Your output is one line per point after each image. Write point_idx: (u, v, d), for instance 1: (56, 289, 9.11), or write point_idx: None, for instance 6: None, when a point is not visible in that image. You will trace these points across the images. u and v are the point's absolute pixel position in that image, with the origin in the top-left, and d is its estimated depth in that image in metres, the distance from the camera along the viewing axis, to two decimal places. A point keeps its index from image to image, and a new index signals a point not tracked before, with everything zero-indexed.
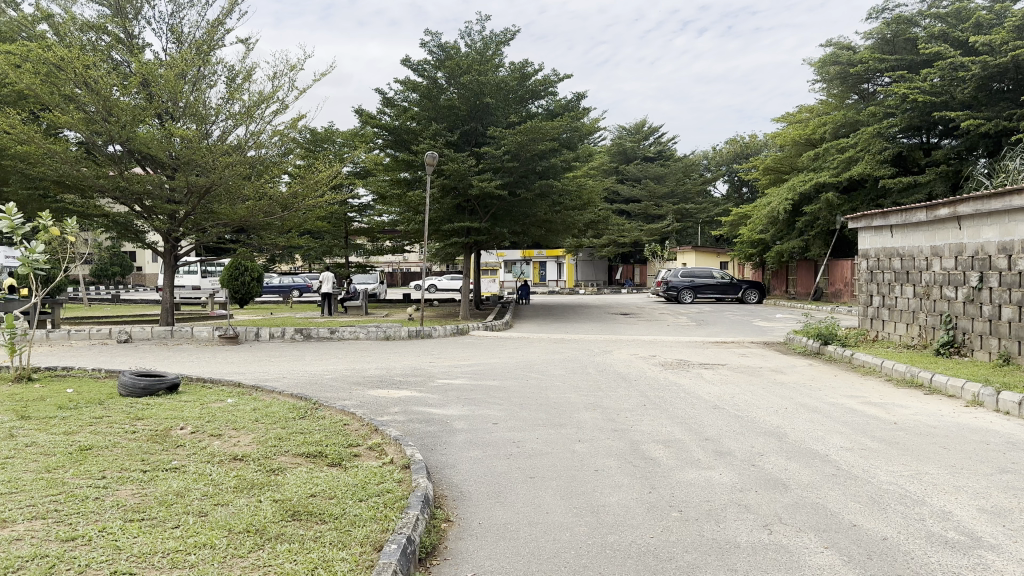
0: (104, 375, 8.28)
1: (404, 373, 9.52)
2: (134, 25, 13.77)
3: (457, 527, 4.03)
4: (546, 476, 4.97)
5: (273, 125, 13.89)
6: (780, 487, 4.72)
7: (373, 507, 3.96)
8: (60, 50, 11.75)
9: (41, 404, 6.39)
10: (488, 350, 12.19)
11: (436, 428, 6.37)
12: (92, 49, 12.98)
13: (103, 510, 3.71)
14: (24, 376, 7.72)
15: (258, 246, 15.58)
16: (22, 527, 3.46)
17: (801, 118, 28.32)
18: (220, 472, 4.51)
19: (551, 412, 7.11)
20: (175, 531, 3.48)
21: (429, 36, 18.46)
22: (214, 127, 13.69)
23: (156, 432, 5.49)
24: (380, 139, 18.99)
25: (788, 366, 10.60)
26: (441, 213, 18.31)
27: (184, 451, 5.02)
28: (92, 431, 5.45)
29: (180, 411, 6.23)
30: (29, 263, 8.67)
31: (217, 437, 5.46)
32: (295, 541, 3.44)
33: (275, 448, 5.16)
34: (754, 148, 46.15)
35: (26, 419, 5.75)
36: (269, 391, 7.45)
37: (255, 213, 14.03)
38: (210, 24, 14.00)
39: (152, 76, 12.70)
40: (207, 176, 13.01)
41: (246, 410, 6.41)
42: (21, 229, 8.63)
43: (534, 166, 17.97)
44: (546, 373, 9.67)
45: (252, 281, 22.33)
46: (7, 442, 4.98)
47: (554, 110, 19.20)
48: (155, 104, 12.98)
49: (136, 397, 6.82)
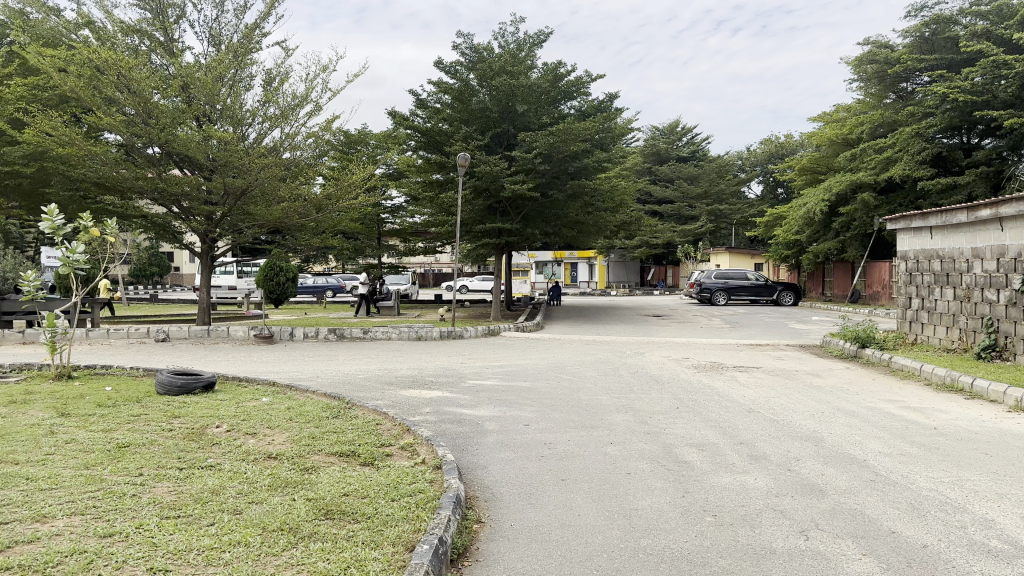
0: (142, 373, 8.43)
1: (436, 373, 9.54)
2: (174, 29, 14.02)
3: (489, 528, 4.02)
4: (578, 479, 4.94)
5: (308, 127, 14.03)
6: (816, 493, 4.62)
7: (404, 507, 3.97)
8: (103, 53, 12.02)
9: (80, 401, 6.52)
10: (520, 351, 12.16)
11: (466, 428, 6.37)
12: (133, 54, 13.24)
13: (140, 507, 3.77)
14: (63, 375, 7.90)
15: (292, 247, 15.74)
16: (62, 523, 3.53)
17: (837, 118, 27.85)
18: (255, 470, 4.57)
19: (583, 414, 7.08)
20: (210, 529, 3.52)
21: (462, 37, 18.52)
22: (251, 129, 13.89)
23: (192, 430, 5.57)
24: (413, 141, 19.11)
25: (823, 369, 10.40)
26: (473, 214, 18.36)
27: (220, 449, 5.09)
28: (129, 428, 5.56)
29: (215, 410, 6.32)
30: (69, 263, 8.86)
31: (251, 435, 5.53)
32: (328, 541, 3.46)
33: (308, 447, 5.20)
34: (790, 147, 45.57)
35: (66, 416, 5.88)
36: (302, 390, 7.50)
37: (289, 215, 14.17)
38: (248, 28, 14.20)
39: (191, 79, 12.94)
40: (243, 178, 13.20)
41: (280, 409, 6.46)
42: (62, 230, 8.82)
43: (566, 166, 17.93)
44: (578, 374, 9.63)
45: (286, 282, 22.59)
46: (47, 438, 5.10)
47: (587, 111, 19.15)
48: (193, 106, 13.21)
49: (173, 395, 6.93)
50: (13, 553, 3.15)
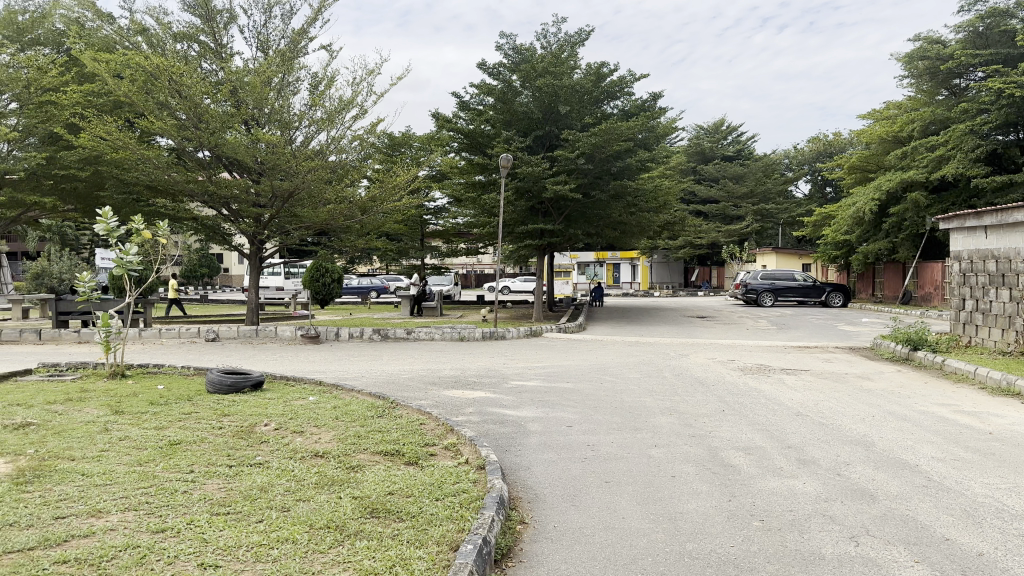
0: (194, 372, 8.64)
1: (479, 374, 9.57)
2: (223, 34, 14.33)
3: (533, 529, 4.02)
4: (622, 481, 4.90)
5: (353, 129, 14.21)
6: (866, 498, 4.51)
7: (448, 507, 3.99)
8: (155, 59, 12.36)
9: (134, 399, 6.71)
10: (563, 352, 12.13)
11: (509, 429, 6.38)
12: (184, 60, 13.59)
13: (191, 503, 3.86)
14: (118, 373, 8.13)
15: (337, 248, 15.95)
16: (116, 518, 3.63)
17: (888, 115, 27.18)
18: (302, 468, 4.64)
19: (627, 416, 7.02)
20: (259, 526, 3.58)
21: (505, 38, 18.56)
22: (298, 132, 14.12)
23: (242, 428, 5.68)
24: (456, 143, 19.22)
25: (874, 372, 10.16)
26: (515, 215, 18.38)
27: (268, 447, 5.17)
28: (180, 426, 5.70)
29: (264, 408, 6.44)
30: (123, 265, 9.12)
31: (299, 433, 5.62)
32: (374, 539, 3.49)
33: (353, 446, 5.27)
34: (839, 146, 44.61)
35: (120, 414, 6.05)
36: (348, 389, 7.61)
37: (335, 217, 14.37)
38: (295, 32, 14.45)
39: (241, 84, 13.22)
40: (290, 180, 13.43)
41: (327, 408, 6.56)
42: (117, 232, 9.08)
43: (608, 167, 17.83)
44: (621, 376, 9.56)
45: (332, 283, 22.91)
46: (102, 436, 5.25)
47: (630, 110, 19.02)
48: (242, 110, 13.48)
49: (223, 393, 7.09)
50: (71, 546, 3.24)
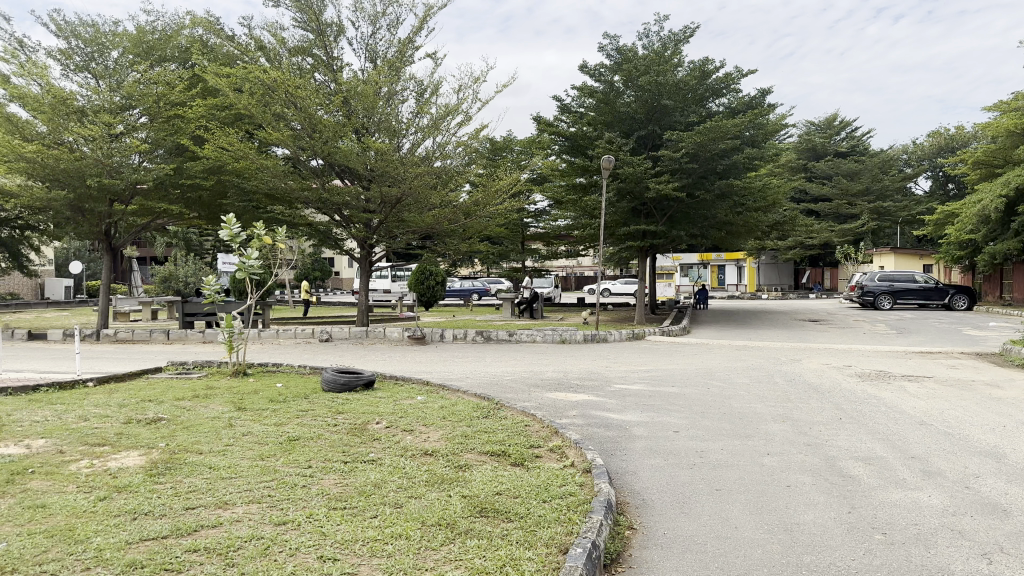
0: (309, 371, 9.03)
1: (582, 376, 9.54)
2: (333, 47, 14.89)
3: (642, 535, 3.97)
4: (733, 489, 4.77)
5: (458, 135, 14.48)
6: (999, 513, 4.20)
7: (557, 509, 3.99)
8: (274, 73, 12.99)
9: (256, 396, 7.08)
10: (667, 356, 11.93)
11: (615, 433, 6.33)
12: (299, 73, 14.23)
13: (310, 497, 4.03)
14: (241, 371, 8.60)
15: (442, 252, 16.29)
16: (242, 509, 3.83)
17: (1019, 105, 25.27)
18: (413, 466, 4.76)
19: (736, 422, 6.82)
20: (373, 521, 3.70)
21: (607, 39, 18.44)
22: (406, 139, 14.52)
23: (355, 425, 5.89)
24: (557, 145, 19.25)
25: (1006, 380, 9.45)
26: (617, 217, 18.23)
27: (380, 445, 5.34)
28: (298, 422, 5.96)
29: (375, 406, 6.65)
30: (245, 268, 9.64)
31: (408, 432, 5.77)
32: (484, 538, 3.54)
33: (461, 445, 5.36)
34: (963, 139, 41.82)
35: (243, 410, 6.39)
36: (454, 389, 7.74)
37: (440, 221, 14.67)
38: (402, 42, 14.85)
39: (352, 93, 13.71)
40: (398, 186, 13.83)
41: (435, 407, 6.71)
42: (239, 238, 9.62)
43: (713, 166, 17.41)
44: (728, 380, 9.31)
45: (436, 285, 23.41)
46: (228, 431, 5.56)
47: (736, 108, 18.51)
48: (353, 120, 13.98)
49: (337, 392, 7.37)
50: (201, 536, 3.44)
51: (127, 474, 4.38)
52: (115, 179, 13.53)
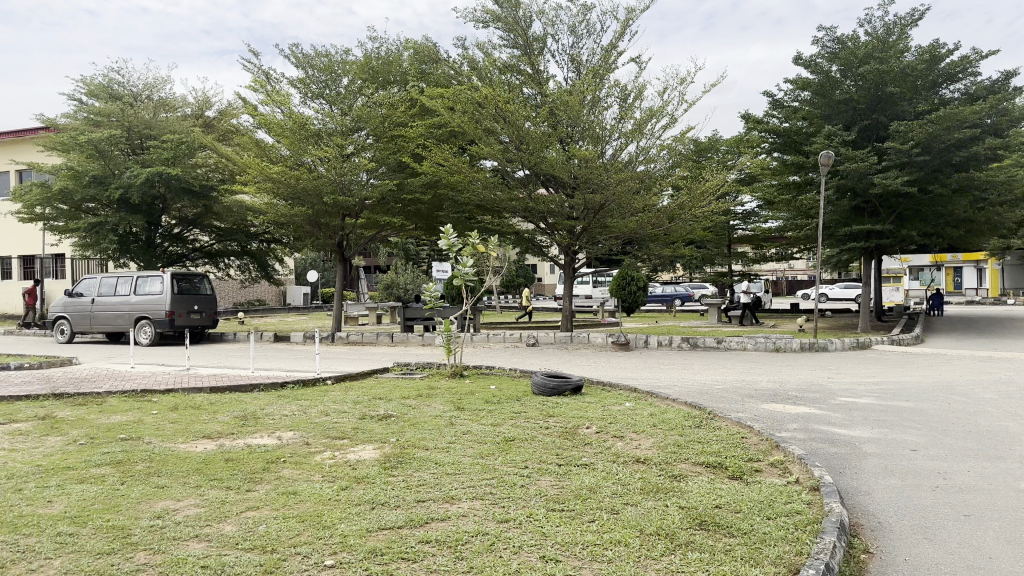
0: (519, 374, 9.32)
1: (800, 387, 8.98)
2: (540, 60, 15.28)
3: (880, 561, 3.64)
4: (987, 517, 4.23)
5: (661, 139, 14.28)
6: None
7: (781, 527, 3.78)
8: (485, 90, 13.58)
9: (472, 397, 7.43)
10: (896, 367, 10.89)
11: (841, 449, 5.87)
12: (507, 88, 14.78)
13: (529, 497, 4.15)
14: (457, 373, 9.07)
15: (645, 257, 16.13)
16: (467, 505, 4.03)
17: None
18: (626, 473, 4.74)
19: (986, 442, 6.06)
20: (592, 525, 3.73)
21: (822, 31, 17.12)
22: (609, 146, 14.57)
23: (567, 429, 5.98)
24: (766, 143, 18.33)
25: None
26: (834, 217, 16.99)
27: (592, 450, 5.38)
28: (513, 424, 6.17)
29: (585, 411, 6.71)
30: (460, 275, 10.17)
31: (619, 438, 5.75)
32: (705, 551, 3.44)
33: (674, 454, 5.25)
34: None
35: (461, 410, 6.73)
36: (663, 397, 7.61)
37: (643, 225, 14.54)
38: (605, 49, 14.94)
39: (557, 104, 14.00)
40: (602, 193, 13.90)
41: (645, 414, 6.64)
42: (455, 247, 10.16)
43: (949, 158, 15.69)
44: (973, 396, 8.30)
45: (639, 291, 23.22)
46: (449, 429, 5.88)
47: (976, 92, 16.55)
48: (558, 129, 14.26)
49: (547, 395, 7.54)
50: (432, 528, 3.66)
51: (364, 466, 4.77)
52: (346, 195, 14.81)
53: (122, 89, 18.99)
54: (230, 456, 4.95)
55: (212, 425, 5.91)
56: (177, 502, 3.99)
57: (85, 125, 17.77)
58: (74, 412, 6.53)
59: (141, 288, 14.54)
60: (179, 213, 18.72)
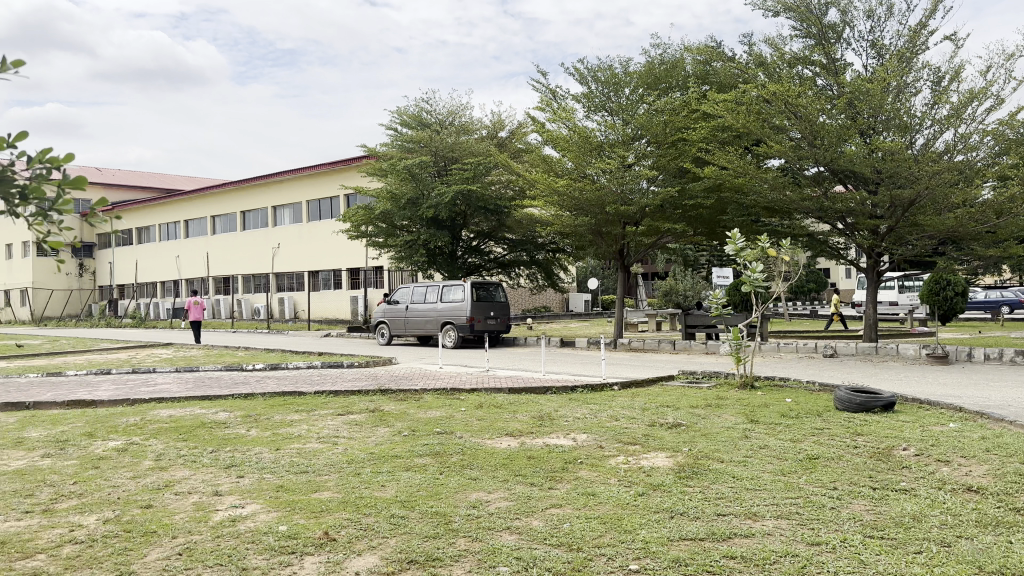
0: (817, 387, 8.67)
1: None
2: (835, 49, 14.15)
3: None
4: None
5: (985, 124, 12.36)
6: None
7: None
8: (773, 87, 12.90)
9: (766, 410, 7.07)
10: None
11: None
12: (797, 82, 13.92)
13: (841, 520, 3.83)
14: (748, 384, 8.69)
15: (965, 259, 14.12)
16: (771, 523, 3.83)
17: None
18: (957, 502, 4.17)
19: None
20: (920, 557, 3.33)
21: None
22: (918, 135, 13.05)
23: (879, 449, 5.43)
24: None
25: None
26: None
27: (912, 474, 4.81)
28: (815, 440, 5.75)
29: (900, 431, 6.04)
30: (750, 281, 9.73)
31: (945, 463, 5.09)
32: None
33: (1016, 485, 4.49)
34: None
35: (756, 423, 6.44)
36: (998, 419, 6.58)
37: (963, 223, 12.75)
38: (913, 29, 13.39)
39: (857, 94, 12.84)
40: (911, 188, 12.48)
41: (975, 438, 5.79)
42: (744, 252, 9.76)
43: None
44: None
45: (957, 297, 20.41)
46: (743, 442, 5.65)
47: None
48: (857, 121, 13.08)
49: (852, 411, 6.92)
50: (735, 543, 3.53)
51: (660, 474, 4.76)
52: (629, 204, 14.99)
53: (429, 116, 21.08)
54: (532, 454, 5.25)
55: (514, 424, 6.33)
56: (488, 494, 4.32)
57: (399, 152, 20.06)
58: (398, 407, 7.41)
59: (446, 296, 16.07)
60: (476, 226, 20.35)
